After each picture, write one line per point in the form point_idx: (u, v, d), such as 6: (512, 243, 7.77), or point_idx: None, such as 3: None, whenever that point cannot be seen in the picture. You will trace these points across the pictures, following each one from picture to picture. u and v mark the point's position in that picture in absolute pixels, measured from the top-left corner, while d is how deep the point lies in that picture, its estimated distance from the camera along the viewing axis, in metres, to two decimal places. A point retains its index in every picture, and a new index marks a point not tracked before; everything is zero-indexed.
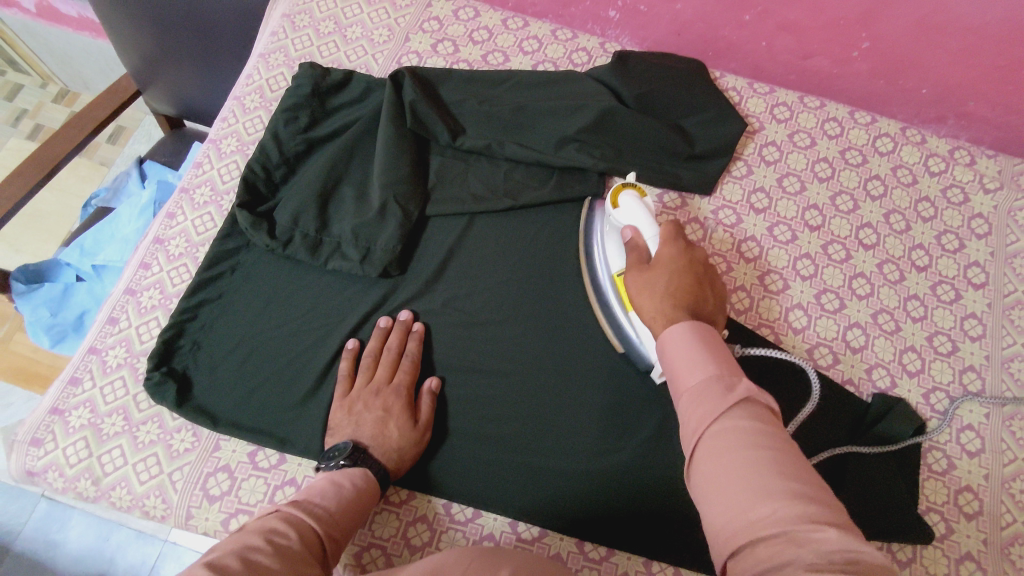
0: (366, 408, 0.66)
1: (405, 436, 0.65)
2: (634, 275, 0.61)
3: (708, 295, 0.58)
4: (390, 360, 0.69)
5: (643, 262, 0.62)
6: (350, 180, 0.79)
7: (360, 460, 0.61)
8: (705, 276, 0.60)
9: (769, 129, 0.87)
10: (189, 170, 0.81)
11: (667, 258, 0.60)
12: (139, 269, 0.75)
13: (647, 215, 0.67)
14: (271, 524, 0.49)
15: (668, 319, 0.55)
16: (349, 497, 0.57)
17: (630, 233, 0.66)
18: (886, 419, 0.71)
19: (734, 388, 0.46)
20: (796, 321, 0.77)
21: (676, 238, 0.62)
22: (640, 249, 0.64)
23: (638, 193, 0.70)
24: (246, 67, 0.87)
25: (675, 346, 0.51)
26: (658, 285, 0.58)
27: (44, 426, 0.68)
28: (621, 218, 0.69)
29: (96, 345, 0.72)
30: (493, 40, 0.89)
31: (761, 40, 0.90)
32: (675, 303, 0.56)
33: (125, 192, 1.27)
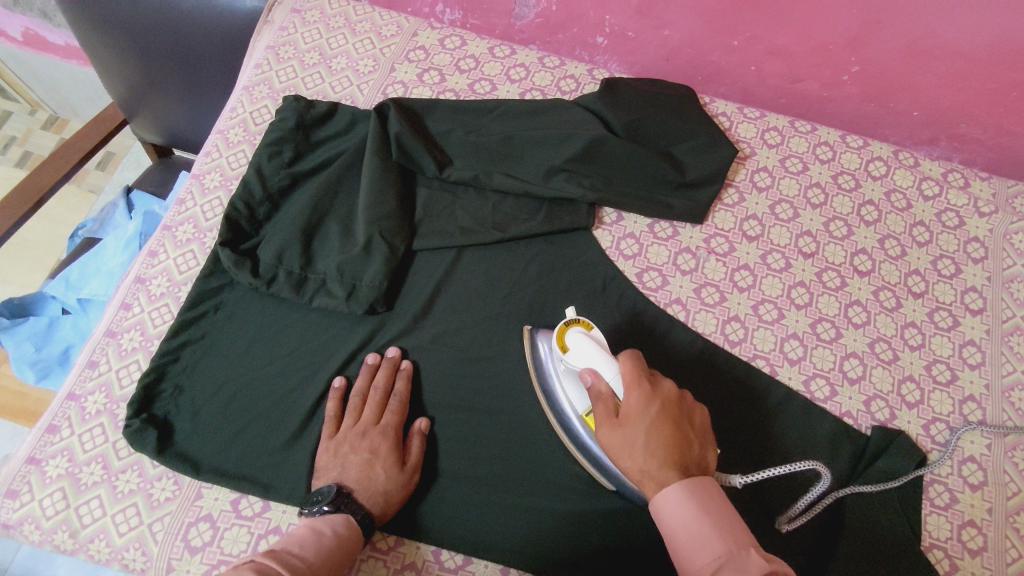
0: (353, 450, 0.65)
1: (392, 480, 0.63)
2: (606, 434, 0.55)
3: (688, 433, 0.54)
4: (378, 400, 0.68)
5: (611, 414, 0.56)
6: (335, 215, 0.77)
7: (343, 504, 0.59)
8: (682, 415, 0.55)
9: (760, 154, 0.86)
10: (171, 207, 0.79)
11: (635, 410, 0.54)
12: (119, 310, 0.74)
13: (601, 352, 0.61)
14: (243, 572, 0.47)
15: (659, 482, 0.51)
16: (328, 545, 0.55)
17: (589, 377, 0.60)
18: (886, 454, 0.70)
19: (748, 561, 0.46)
20: (791, 352, 0.76)
21: (639, 377, 0.56)
22: (604, 398, 0.57)
23: (584, 327, 0.65)
24: (230, 100, 0.86)
25: (672, 515, 0.50)
26: (638, 446, 0.52)
27: (20, 476, 0.66)
28: (575, 362, 0.63)
29: (75, 391, 0.70)
30: (480, 69, 0.88)
31: (750, 64, 0.90)
32: (662, 462, 0.52)
33: (111, 223, 1.26)
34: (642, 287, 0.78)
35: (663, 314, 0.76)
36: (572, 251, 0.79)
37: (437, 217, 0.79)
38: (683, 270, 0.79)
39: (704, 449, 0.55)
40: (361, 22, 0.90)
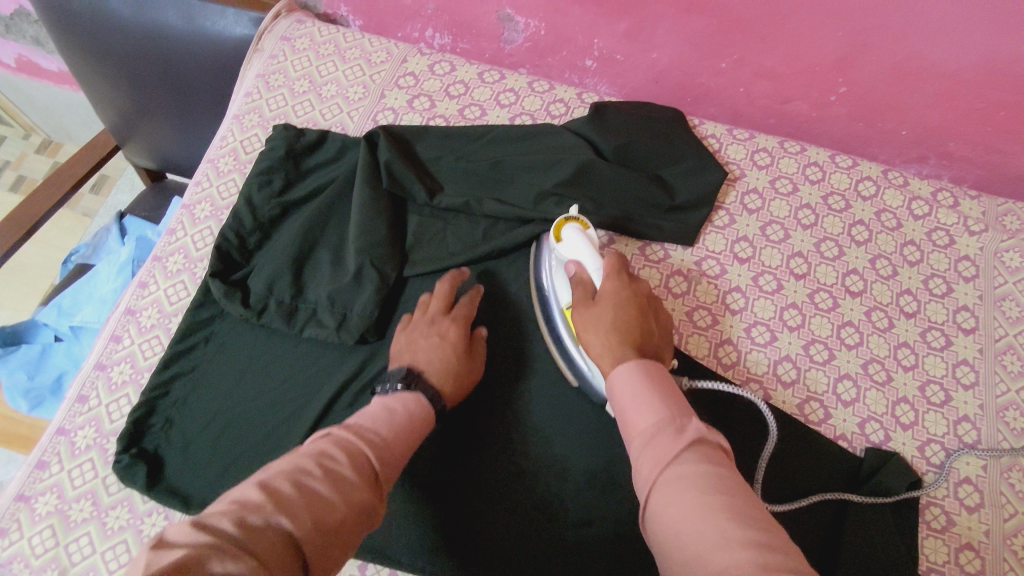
0: (423, 338, 0.68)
1: (460, 363, 0.67)
2: (580, 312, 0.61)
3: (652, 325, 0.60)
4: (444, 296, 0.72)
5: (588, 297, 0.62)
6: (326, 243, 0.77)
7: (414, 381, 0.62)
8: (649, 307, 0.61)
9: (750, 175, 0.86)
10: (162, 238, 0.79)
11: (610, 293, 0.60)
12: (110, 343, 0.73)
13: (589, 248, 0.66)
14: (322, 447, 0.48)
15: (615, 358, 0.55)
16: (402, 420, 0.55)
17: (574, 267, 0.66)
18: (881, 471, 0.69)
19: (686, 428, 0.45)
20: (785, 374, 0.75)
21: (620, 270, 0.63)
22: (584, 281, 0.64)
23: (582, 226, 0.69)
24: (221, 129, 0.87)
25: (622, 385, 0.50)
26: (604, 320, 0.58)
27: (10, 514, 0.65)
28: (565, 253, 0.68)
29: (64, 426, 0.69)
30: (469, 94, 0.89)
31: (739, 86, 0.90)
32: (621, 338, 0.56)
33: (104, 248, 1.25)
34: None
35: None
36: None
37: (431, 243, 0.78)
38: (675, 293, 0.79)
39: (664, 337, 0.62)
40: (351, 49, 0.91)
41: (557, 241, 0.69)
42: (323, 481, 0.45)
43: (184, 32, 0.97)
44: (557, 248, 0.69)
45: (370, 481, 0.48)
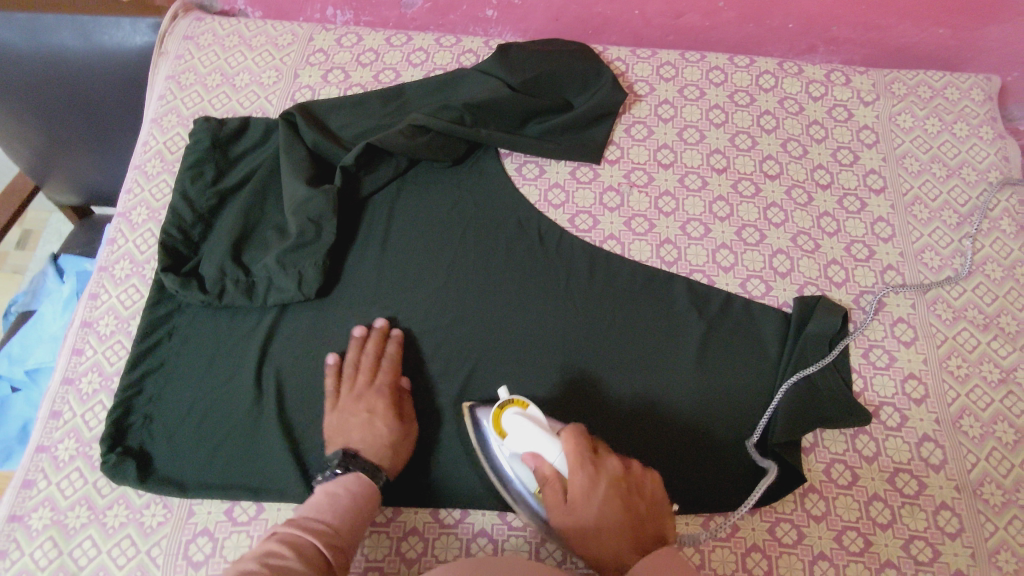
0: (352, 415, 0.67)
1: (395, 433, 0.66)
2: (556, 517, 0.58)
3: (638, 501, 0.57)
4: (369, 366, 0.70)
5: (561, 496, 0.58)
6: (268, 220, 0.79)
7: (352, 464, 0.62)
8: (631, 487, 0.57)
9: (659, 89, 0.91)
10: (103, 248, 0.79)
11: (581, 492, 0.57)
12: (72, 356, 0.73)
13: (542, 432, 0.62)
14: (268, 548, 0.50)
15: (619, 571, 0.54)
16: (346, 503, 0.58)
17: (533, 460, 0.60)
18: (813, 318, 0.76)
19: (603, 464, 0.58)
20: (723, 260, 0.81)
21: (581, 454, 0.58)
22: (549, 478, 0.59)
23: (521, 407, 0.65)
24: (141, 135, 0.86)
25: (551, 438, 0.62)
26: (593, 525, 0.56)
27: (5, 536, 0.65)
28: (516, 445, 0.63)
29: (43, 443, 0.69)
30: (381, 60, 0.91)
31: (634, 9, 0.95)
32: (628, 541, 0.54)
33: (44, 291, 1.23)
34: (575, 231, 0.82)
35: (599, 251, 0.81)
36: (505, 211, 0.82)
37: (377, 218, 0.81)
38: (610, 207, 0.83)
39: (654, 502, 0.57)
40: (256, 36, 0.92)
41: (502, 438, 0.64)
42: None
43: (83, 52, 0.96)
44: (504, 443, 0.64)
45: (317, 570, 0.50)
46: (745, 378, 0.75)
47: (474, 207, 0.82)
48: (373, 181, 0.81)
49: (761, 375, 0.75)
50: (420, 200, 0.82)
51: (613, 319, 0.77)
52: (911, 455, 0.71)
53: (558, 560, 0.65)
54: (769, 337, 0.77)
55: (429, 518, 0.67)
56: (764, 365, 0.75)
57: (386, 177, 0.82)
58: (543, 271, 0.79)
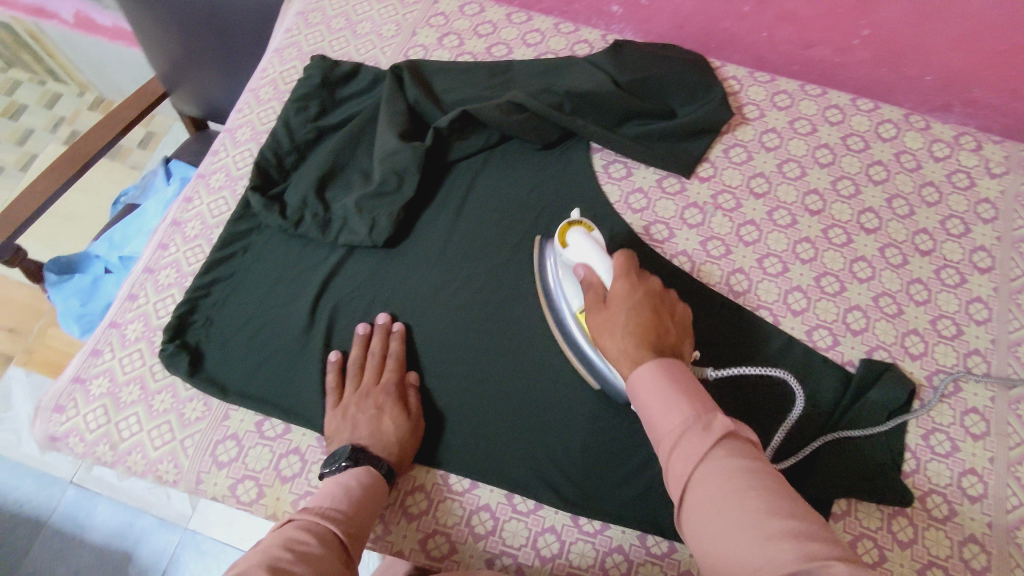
0: (360, 411, 0.68)
1: (402, 428, 0.67)
2: (593, 316, 0.61)
3: (669, 322, 0.59)
4: (376, 365, 0.71)
5: (600, 300, 0.62)
6: (357, 165, 0.82)
7: (361, 458, 0.63)
8: (664, 304, 0.60)
9: (769, 116, 0.87)
10: (206, 158, 0.84)
11: (620, 295, 0.60)
12: (157, 250, 0.79)
13: (596, 251, 0.66)
14: (291, 532, 0.51)
15: (633, 362, 0.56)
16: (355, 496, 0.59)
17: (583, 271, 0.65)
18: (877, 385, 0.72)
19: (712, 424, 0.50)
20: (794, 303, 0.78)
21: (628, 269, 0.62)
22: (595, 286, 0.64)
23: (585, 229, 0.70)
24: (261, 62, 0.92)
25: (644, 387, 0.53)
26: (618, 326, 0.58)
27: (66, 394, 0.71)
28: (573, 257, 0.68)
29: (117, 320, 0.75)
30: (497, 34, 0.92)
31: (762, 31, 0.91)
32: (638, 342, 0.56)
33: (152, 189, 1.34)
34: (649, 240, 0.81)
35: (667, 266, 0.79)
36: (584, 206, 0.82)
37: (455, 187, 0.82)
38: (691, 224, 0.82)
39: (683, 341, 0.60)
40: None
41: (562, 247, 0.69)
42: (298, 563, 0.48)
43: None
44: (563, 253, 0.69)
45: (338, 557, 0.52)
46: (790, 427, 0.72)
47: (554, 195, 0.83)
48: (461, 148, 0.83)
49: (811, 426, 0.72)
50: (502, 178, 0.83)
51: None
52: (951, 551, 0.66)
53: (553, 553, 0.66)
54: (815, 389, 0.74)
55: (438, 480, 0.69)
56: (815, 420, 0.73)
57: (477, 146, 0.83)
58: None
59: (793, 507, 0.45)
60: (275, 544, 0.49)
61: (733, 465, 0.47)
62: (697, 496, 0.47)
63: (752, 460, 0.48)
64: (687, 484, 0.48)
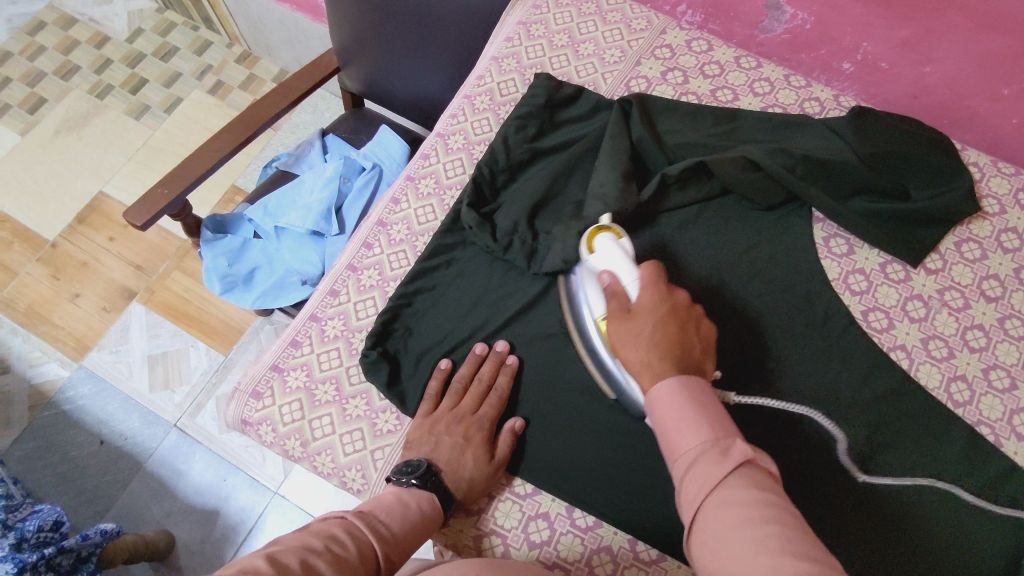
0: (447, 434, 0.65)
1: (480, 469, 0.64)
2: (614, 325, 0.60)
3: (694, 338, 0.58)
4: (478, 393, 0.68)
5: (623, 310, 0.60)
6: (569, 195, 0.79)
7: (429, 481, 0.60)
8: (689, 319, 0.59)
9: (1010, 214, 0.81)
10: (416, 160, 0.84)
11: (648, 305, 0.59)
12: (361, 248, 0.79)
13: (624, 257, 0.65)
14: (334, 529, 0.49)
15: (654, 374, 0.55)
16: (412, 519, 0.56)
17: (609, 278, 0.64)
18: None
19: (731, 448, 0.49)
20: (1021, 427, 0.71)
21: (656, 281, 0.61)
22: (619, 293, 0.62)
23: (615, 235, 0.68)
24: (478, 67, 0.89)
25: (664, 407, 0.52)
26: (643, 336, 0.57)
27: (264, 380, 0.72)
28: (597, 262, 0.66)
29: (317, 313, 0.75)
30: (724, 77, 0.88)
31: (1013, 117, 0.83)
32: (662, 353, 0.56)
33: (306, 160, 1.33)
34: (865, 326, 0.76)
35: (884, 358, 0.74)
36: (800, 277, 0.78)
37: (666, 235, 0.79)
38: (913, 317, 0.76)
39: (706, 356, 0.59)
40: (612, 12, 0.92)
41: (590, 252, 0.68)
42: (332, 563, 0.45)
43: None
44: (590, 259, 0.67)
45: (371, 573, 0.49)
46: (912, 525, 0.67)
47: (769, 260, 0.78)
48: (681, 196, 0.79)
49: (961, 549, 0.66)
50: (716, 233, 0.79)
51: (860, 434, 0.70)
52: None
53: None
54: None
55: (626, 544, 0.66)
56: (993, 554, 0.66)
57: (697, 196, 0.79)
58: (815, 356, 0.74)
59: (808, 540, 0.42)
60: (313, 537, 0.47)
61: (749, 495, 0.45)
62: (707, 522, 0.46)
63: (769, 490, 0.47)
64: (699, 508, 0.47)
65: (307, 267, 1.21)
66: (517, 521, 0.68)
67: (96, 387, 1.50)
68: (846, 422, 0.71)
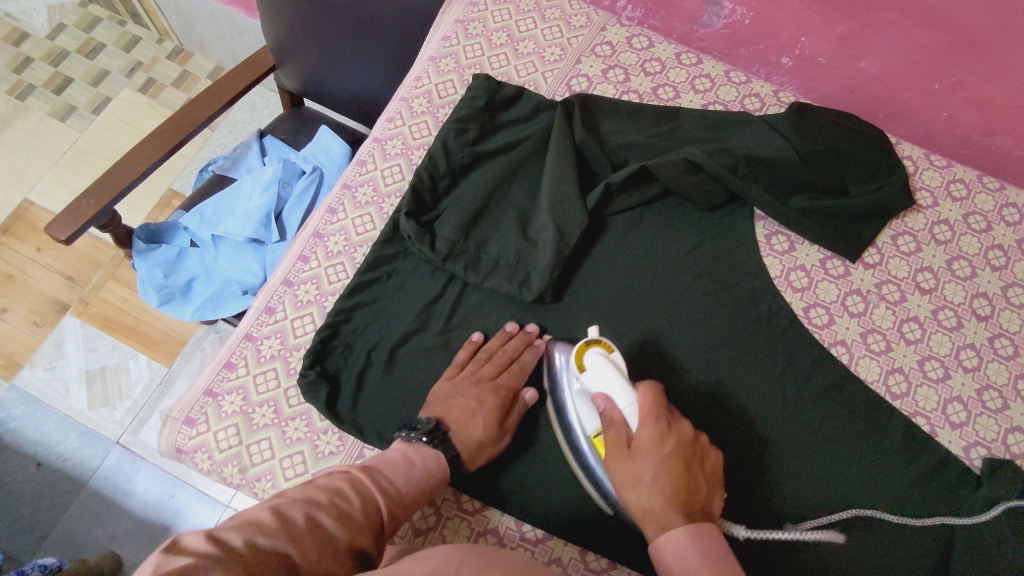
0: (465, 397, 0.64)
1: (490, 427, 0.63)
2: (614, 461, 0.56)
3: (698, 474, 0.56)
4: (503, 363, 0.68)
5: (624, 442, 0.57)
6: (512, 199, 0.77)
7: (438, 440, 0.59)
8: (694, 455, 0.57)
9: (942, 206, 0.83)
10: (352, 167, 0.80)
11: (649, 442, 0.55)
12: (297, 261, 0.75)
13: (618, 378, 0.61)
14: (338, 484, 0.50)
15: (661, 524, 0.52)
16: (419, 474, 0.55)
17: (602, 401, 0.59)
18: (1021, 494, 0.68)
19: None
20: (954, 415, 0.73)
21: (658, 411, 0.57)
22: (618, 424, 0.58)
23: (606, 348, 0.65)
24: (415, 68, 0.86)
25: (670, 550, 0.51)
26: (646, 478, 0.54)
27: (198, 406, 0.69)
28: (590, 381, 0.62)
29: (252, 333, 0.72)
30: (665, 74, 0.87)
31: (943, 110, 0.85)
32: (666, 500, 0.53)
33: (243, 163, 1.27)
34: (807, 323, 0.77)
35: (825, 354, 0.75)
36: (743, 276, 0.78)
37: (608, 238, 0.78)
38: (852, 312, 0.77)
39: (712, 496, 0.57)
40: (552, 8, 0.90)
41: (580, 370, 0.64)
42: (334, 519, 0.46)
43: None
44: (579, 376, 0.64)
45: (374, 529, 0.49)
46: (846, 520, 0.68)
47: (713, 259, 0.78)
48: (624, 199, 0.78)
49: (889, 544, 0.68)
50: (660, 234, 0.79)
51: (800, 429, 0.71)
52: None
53: None
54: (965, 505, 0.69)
55: (576, 555, 0.66)
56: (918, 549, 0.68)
57: (641, 198, 0.79)
58: (760, 355, 0.74)
59: None
60: (320, 491, 0.48)
61: None
62: None
63: None
64: None
65: (247, 277, 1.16)
66: (466, 537, 0.66)
67: (29, 407, 1.41)
68: (789, 419, 0.72)
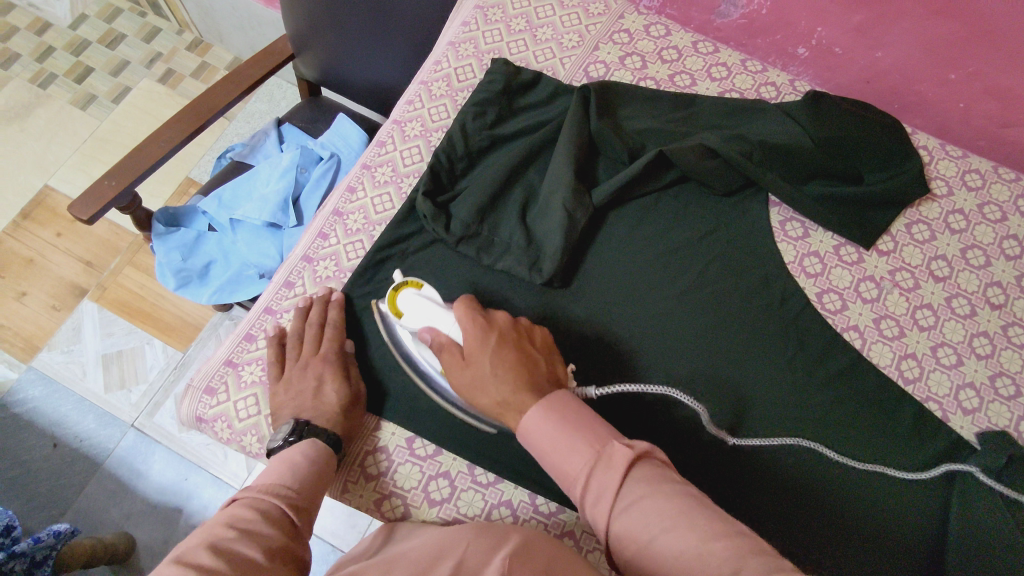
0: (301, 382, 0.66)
1: (344, 398, 0.66)
2: (456, 376, 0.59)
3: (533, 354, 0.60)
4: (314, 333, 0.69)
5: (457, 357, 0.60)
6: (526, 182, 0.78)
7: (306, 433, 0.62)
8: (519, 337, 0.61)
9: (957, 195, 0.84)
10: (372, 148, 0.82)
11: (474, 347, 0.59)
12: (317, 238, 0.77)
13: (434, 307, 0.65)
14: (233, 511, 0.51)
15: (517, 408, 0.55)
16: (305, 468, 0.58)
17: (429, 333, 0.63)
18: None
19: (613, 455, 0.50)
20: (967, 401, 0.73)
21: (472, 313, 0.61)
22: (447, 343, 0.61)
23: (415, 287, 0.68)
24: (434, 53, 0.88)
25: (538, 431, 0.53)
26: (484, 377, 0.57)
27: (218, 376, 0.70)
28: (413, 320, 0.66)
29: (272, 306, 0.74)
30: (682, 62, 0.88)
31: (960, 101, 0.85)
32: (513, 385, 0.56)
33: (262, 150, 1.29)
34: (821, 308, 0.77)
35: (838, 338, 0.75)
36: (756, 260, 0.79)
37: (622, 221, 0.79)
38: (865, 298, 0.78)
39: (552, 363, 0.61)
40: None
41: (400, 316, 0.67)
42: (240, 537, 0.48)
43: None
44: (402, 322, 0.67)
45: (285, 532, 0.52)
46: (854, 506, 0.68)
47: (727, 243, 0.79)
48: (640, 184, 0.79)
49: (897, 528, 0.68)
50: (673, 218, 0.80)
51: (811, 411, 0.72)
52: None
53: None
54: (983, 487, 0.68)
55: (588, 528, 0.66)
56: (928, 528, 0.68)
57: (656, 184, 0.80)
58: (770, 339, 0.75)
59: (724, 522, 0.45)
60: (218, 523, 0.49)
61: (651, 494, 0.47)
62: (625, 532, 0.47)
63: (661, 477, 0.49)
64: (611, 518, 0.48)
65: (265, 261, 1.18)
66: (480, 509, 0.67)
67: (47, 389, 1.44)
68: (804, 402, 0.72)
